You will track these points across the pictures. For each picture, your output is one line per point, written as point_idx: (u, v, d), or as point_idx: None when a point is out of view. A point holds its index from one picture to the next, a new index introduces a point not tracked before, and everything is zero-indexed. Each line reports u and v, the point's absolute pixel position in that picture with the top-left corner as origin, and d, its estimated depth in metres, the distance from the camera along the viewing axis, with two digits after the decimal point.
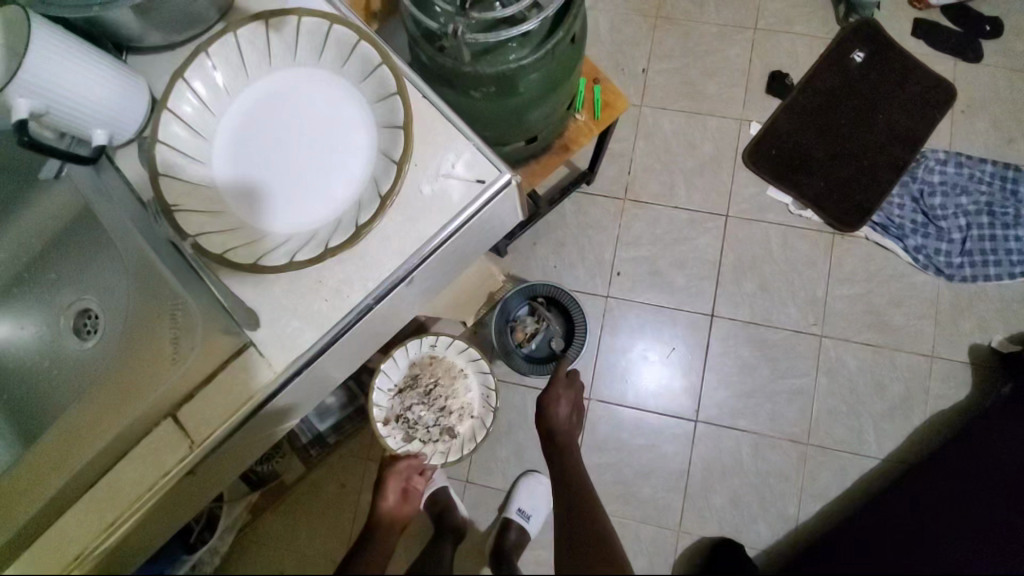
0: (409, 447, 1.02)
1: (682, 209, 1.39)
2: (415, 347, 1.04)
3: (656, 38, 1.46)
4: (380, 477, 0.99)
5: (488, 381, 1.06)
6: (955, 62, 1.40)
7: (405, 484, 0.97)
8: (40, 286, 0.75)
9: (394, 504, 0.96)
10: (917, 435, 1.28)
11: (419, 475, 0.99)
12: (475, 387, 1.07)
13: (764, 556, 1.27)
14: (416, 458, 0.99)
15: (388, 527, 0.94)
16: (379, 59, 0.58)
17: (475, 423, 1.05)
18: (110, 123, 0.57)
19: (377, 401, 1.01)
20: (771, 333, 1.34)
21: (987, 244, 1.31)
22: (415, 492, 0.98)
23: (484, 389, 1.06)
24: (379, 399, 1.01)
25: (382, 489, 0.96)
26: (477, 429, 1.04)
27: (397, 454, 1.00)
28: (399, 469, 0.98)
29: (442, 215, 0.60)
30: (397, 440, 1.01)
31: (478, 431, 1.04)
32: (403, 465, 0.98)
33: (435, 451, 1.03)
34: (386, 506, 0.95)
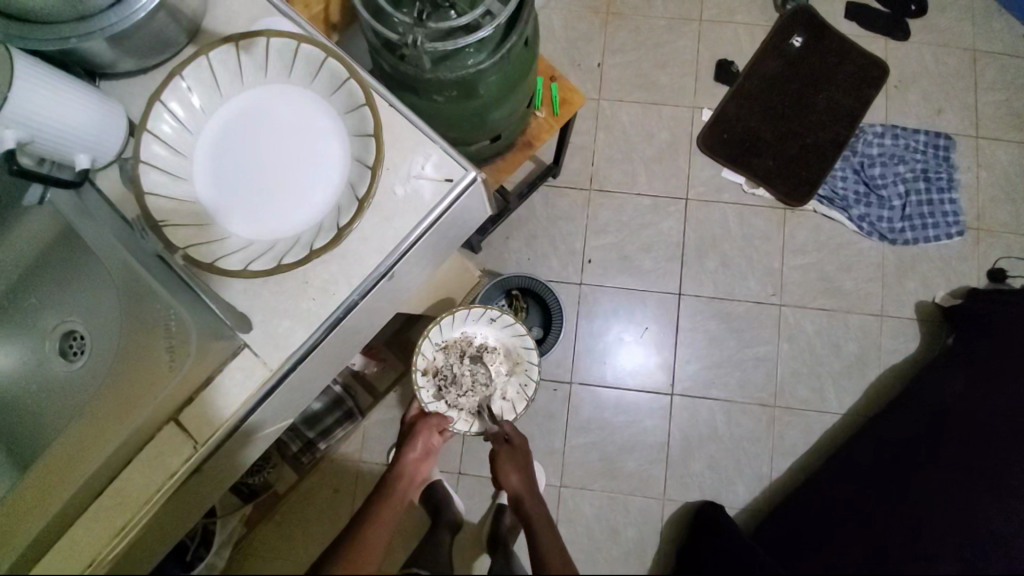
0: (439, 406, 1.05)
1: (645, 196, 1.47)
2: (473, 314, 1.05)
3: (608, 33, 1.53)
4: (409, 430, 1.04)
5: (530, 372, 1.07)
6: (883, 42, 1.51)
7: (429, 442, 1.03)
8: (22, 312, 0.76)
9: (417, 457, 1.01)
10: (873, 389, 1.39)
11: (438, 433, 1.04)
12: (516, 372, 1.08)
13: (743, 514, 1.36)
14: (442, 419, 1.03)
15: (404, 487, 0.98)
16: (347, 74, 0.62)
17: (505, 404, 1.07)
18: (93, 148, 0.60)
19: (423, 351, 1.04)
20: (734, 306, 1.43)
21: (924, 208, 1.43)
22: (435, 452, 1.04)
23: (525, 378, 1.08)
24: (425, 350, 1.04)
25: (410, 439, 1.02)
26: (507, 409, 1.07)
27: (428, 409, 1.04)
28: (430, 422, 1.03)
29: (416, 213, 0.64)
30: (430, 394, 1.05)
31: (506, 411, 1.07)
32: (433, 420, 1.03)
33: (461, 416, 1.05)
34: (409, 457, 1.01)
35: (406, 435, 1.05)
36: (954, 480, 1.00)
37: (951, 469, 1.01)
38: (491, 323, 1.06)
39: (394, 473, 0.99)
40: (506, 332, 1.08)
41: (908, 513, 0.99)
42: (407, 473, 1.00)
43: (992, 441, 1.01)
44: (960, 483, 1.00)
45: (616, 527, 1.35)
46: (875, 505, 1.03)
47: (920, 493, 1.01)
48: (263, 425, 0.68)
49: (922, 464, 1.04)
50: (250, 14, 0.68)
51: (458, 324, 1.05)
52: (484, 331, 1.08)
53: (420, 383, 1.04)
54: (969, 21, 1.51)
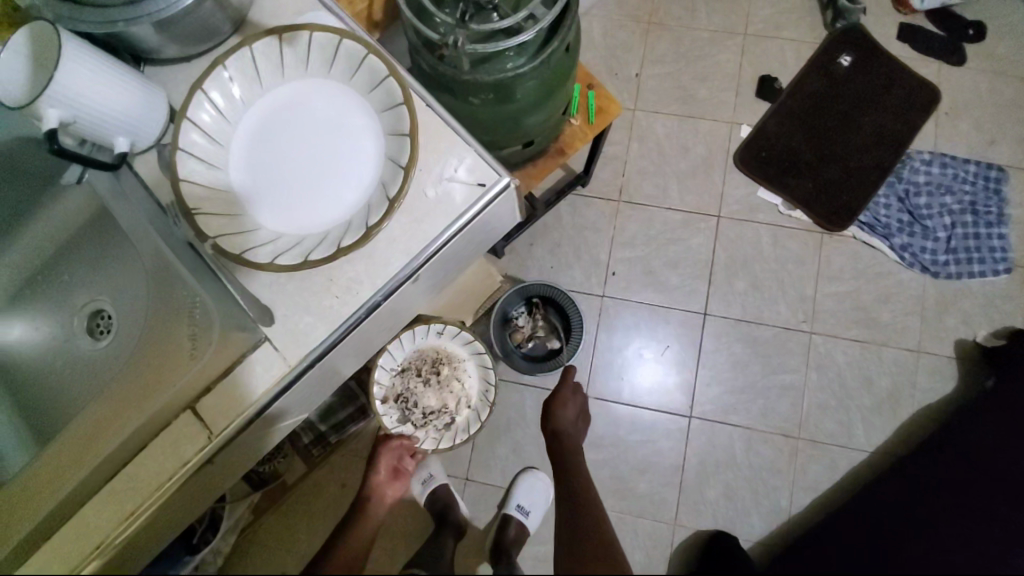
0: (402, 429, 1.06)
1: (675, 211, 1.43)
2: (422, 332, 1.06)
3: (648, 43, 1.50)
4: (374, 452, 1.08)
5: (488, 376, 1.07)
6: (939, 65, 1.45)
7: (395, 463, 1.07)
8: (54, 288, 0.77)
9: (384, 479, 1.06)
10: (905, 428, 1.32)
11: (408, 455, 1.07)
12: (477, 380, 1.08)
13: (758, 548, 1.30)
14: (406, 441, 1.05)
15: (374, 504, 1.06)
16: (387, 72, 0.61)
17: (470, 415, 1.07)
18: (132, 131, 0.61)
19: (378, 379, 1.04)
20: (761, 330, 1.38)
21: (971, 243, 1.35)
22: (404, 470, 1.08)
23: (484, 384, 1.08)
24: (380, 377, 1.04)
25: (374, 463, 1.06)
26: (472, 420, 1.06)
27: (391, 433, 1.05)
28: (393, 445, 1.05)
29: (445, 217, 0.63)
30: (393, 421, 1.05)
31: (472, 422, 1.06)
32: (395, 444, 1.05)
33: (427, 435, 1.06)
34: (375, 480, 1.06)
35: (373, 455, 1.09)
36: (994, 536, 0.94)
37: (978, 514, 0.97)
38: (441, 336, 1.06)
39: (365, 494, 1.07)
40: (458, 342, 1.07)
41: (934, 556, 0.94)
42: (377, 493, 1.06)
43: (1021, 491, 0.97)
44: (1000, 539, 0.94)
45: (622, 549, 1.31)
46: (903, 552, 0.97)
47: (946, 538, 0.96)
48: (280, 416, 0.67)
49: (949, 506, 0.99)
50: (295, 8, 0.68)
51: (411, 344, 1.05)
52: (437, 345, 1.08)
53: (382, 411, 1.05)
54: None
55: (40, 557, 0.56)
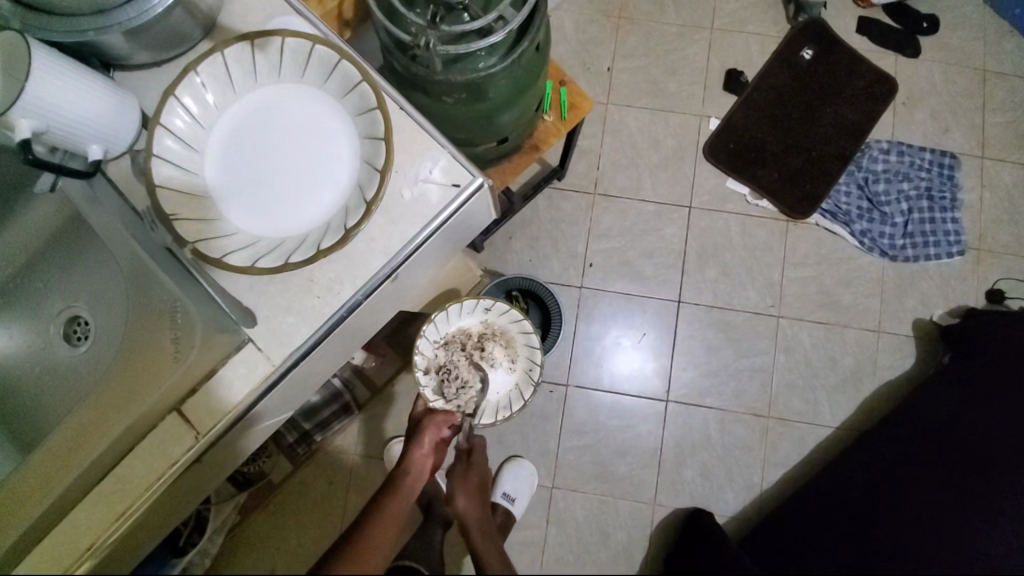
0: (445, 404, 1.02)
1: (648, 202, 1.47)
2: (468, 307, 1.05)
3: (620, 37, 1.53)
4: (416, 427, 1.03)
5: (534, 358, 1.07)
6: (894, 58, 1.52)
7: (437, 438, 1.02)
8: (28, 295, 0.77)
9: (425, 453, 1.00)
10: (866, 403, 1.40)
11: (448, 430, 1.03)
12: (521, 360, 1.08)
13: (732, 523, 1.37)
14: (449, 415, 1.03)
15: (411, 482, 0.96)
16: (359, 77, 0.62)
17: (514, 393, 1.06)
18: (106, 138, 0.61)
19: (422, 348, 1.03)
20: (733, 316, 1.44)
21: (927, 227, 1.44)
22: (442, 449, 1.04)
23: (529, 363, 1.07)
24: (422, 347, 1.04)
25: (417, 437, 1.01)
26: (516, 398, 1.06)
27: (434, 408, 1.02)
28: (437, 419, 1.02)
29: (422, 217, 0.65)
30: (434, 393, 1.02)
31: (516, 400, 1.06)
32: (439, 417, 1.03)
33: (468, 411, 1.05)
34: (416, 454, 0.99)
35: (413, 431, 1.03)
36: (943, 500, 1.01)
37: (941, 488, 1.03)
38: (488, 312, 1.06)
39: (402, 470, 0.97)
40: (505, 320, 1.07)
41: (897, 535, 1.00)
42: (415, 471, 0.98)
43: (986, 464, 1.01)
44: (949, 503, 1.01)
45: (605, 530, 1.37)
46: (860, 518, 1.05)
47: (910, 513, 1.02)
48: (265, 416, 0.69)
49: (912, 481, 1.06)
50: (266, 11, 0.68)
51: (454, 318, 1.05)
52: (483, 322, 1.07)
53: (421, 380, 1.02)
54: (980, 41, 1.51)
55: (31, 561, 0.57)
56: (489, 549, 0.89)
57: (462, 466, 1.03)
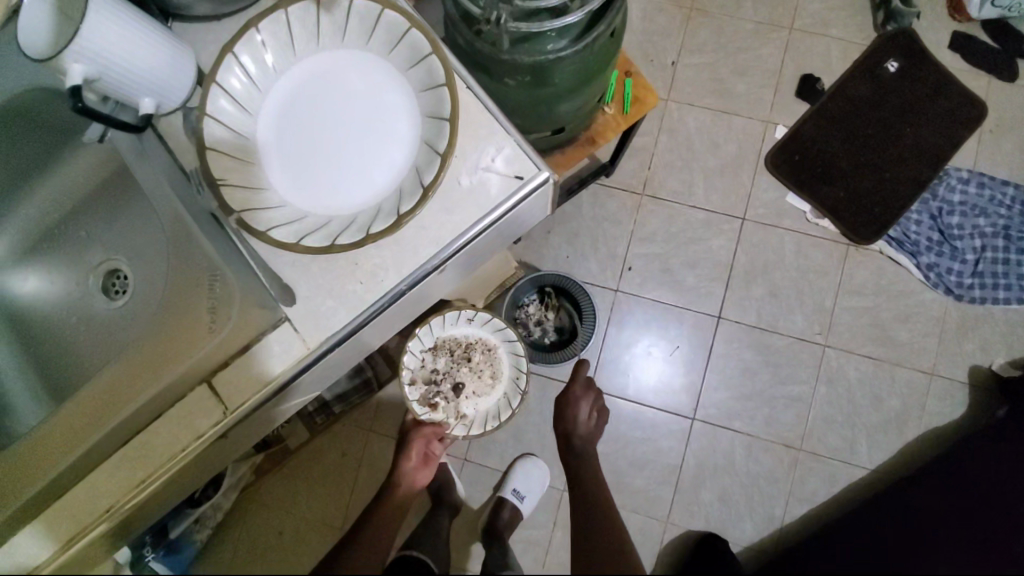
0: (433, 415, 1.05)
1: (699, 209, 1.39)
2: (453, 318, 1.05)
3: (689, 30, 1.43)
4: (404, 439, 1.05)
5: (519, 365, 1.07)
6: (990, 80, 1.38)
7: (426, 449, 1.03)
8: (69, 243, 0.76)
9: (415, 467, 1.02)
10: (907, 449, 1.31)
11: (437, 441, 1.04)
12: (507, 367, 1.08)
13: (747, 552, 1.31)
14: (438, 427, 1.03)
15: (403, 496, 1.02)
16: (430, 48, 0.58)
17: (501, 402, 1.07)
18: (157, 92, 0.58)
19: (409, 360, 1.03)
20: (775, 339, 1.36)
21: (999, 267, 1.31)
22: (434, 457, 1.05)
23: (515, 372, 1.07)
24: (409, 360, 1.03)
25: (406, 449, 1.03)
26: (503, 407, 1.07)
27: (422, 420, 1.04)
28: (425, 432, 1.03)
29: (477, 209, 0.61)
30: (422, 405, 1.04)
31: (504, 410, 1.07)
32: (428, 430, 1.03)
33: (458, 422, 1.06)
34: (406, 467, 1.02)
35: (403, 442, 1.05)
36: (974, 556, 0.94)
37: (971, 541, 0.95)
38: (471, 323, 1.06)
39: (393, 483, 1.02)
40: (489, 331, 1.07)
41: None
42: (405, 482, 1.02)
43: (1015, 522, 0.96)
44: (978, 559, 0.93)
45: None
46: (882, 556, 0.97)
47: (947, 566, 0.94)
48: (297, 392, 0.67)
49: (948, 532, 0.97)
50: None
51: (441, 329, 1.05)
52: (467, 333, 1.07)
53: (408, 391, 1.04)
54: None
55: (55, 513, 0.60)
56: (586, 460, 1.11)
57: (596, 391, 1.19)
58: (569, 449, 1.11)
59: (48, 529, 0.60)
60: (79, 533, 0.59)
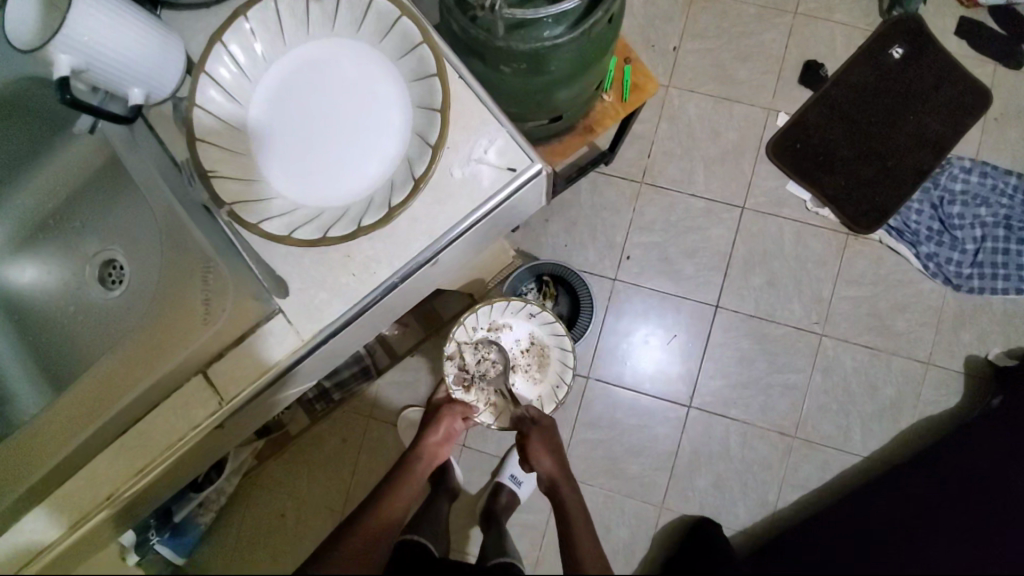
0: (465, 396, 1.07)
1: (698, 198, 1.38)
2: (513, 308, 1.07)
3: (691, 14, 1.41)
4: (433, 414, 1.07)
5: (563, 375, 1.09)
6: (996, 66, 1.35)
7: (451, 426, 1.06)
8: (66, 233, 0.77)
9: (438, 441, 1.04)
10: (901, 437, 1.32)
11: (461, 420, 1.06)
12: (550, 373, 1.10)
13: (740, 536, 1.34)
14: (467, 408, 1.05)
15: (423, 467, 1.02)
16: (420, 38, 0.57)
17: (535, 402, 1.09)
18: (146, 81, 0.58)
19: (459, 333, 1.06)
20: (772, 328, 1.36)
21: (999, 257, 1.31)
22: (455, 436, 1.07)
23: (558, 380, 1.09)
24: (458, 335, 1.06)
25: (433, 424, 1.05)
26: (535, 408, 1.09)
27: (454, 397, 1.06)
28: (454, 410, 1.05)
29: (470, 201, 0.61)
30: (457, 382, 1.06)
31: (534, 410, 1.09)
32: (458, 408, 1.05)
33: (484, 409, 1.07)
34: (430, 441, 1.04)
35: (431, 416, 1.08)
36: (960, 546, 0.95)
37: (958, 531, 0.97)
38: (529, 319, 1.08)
39: (414, 455, 1.03)
40: (544, 332, 1.09)
41: None
42: (427, 455, 1.03)
43: (1007, 512, 0.96)
44: (966, 547, 0.95)
45: (608, 526, 1.35)
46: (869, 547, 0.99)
47: (935, 556, 0.95)
48: (295, 381, 0.68)
49: (932, 521, 0.99)
50: None
51: (498, 314, 1.07)
52: (522, 327, 1.09)
53: (448, 364, 1.06)
54: None
55: (55, 500, 0.60)
56: (574, 506, 0.96)
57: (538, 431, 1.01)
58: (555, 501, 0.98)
59: (49, 516, 0.60)
60: (80, 519, 0.60)
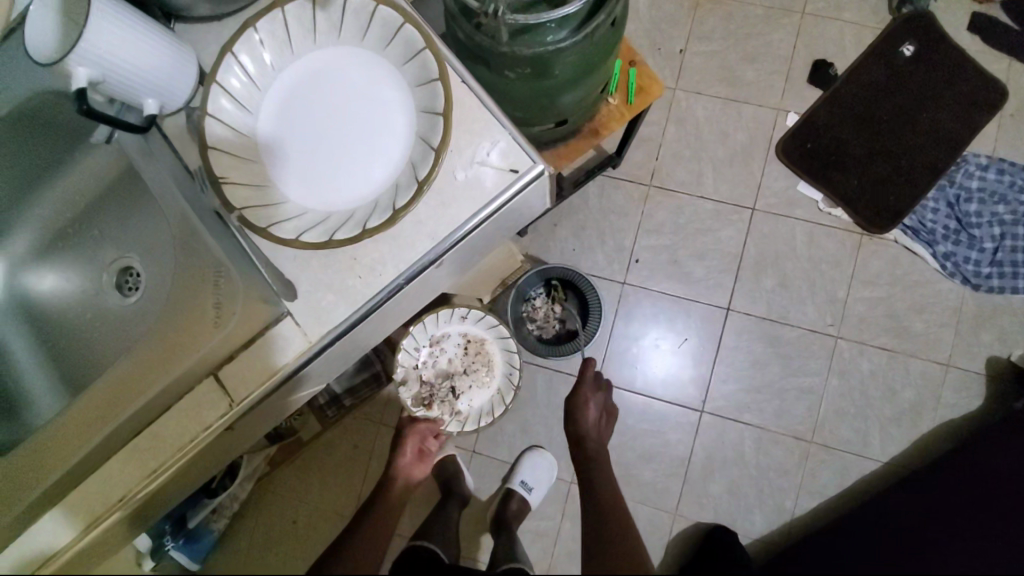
0: (428, 412, 1.17)
1: (707, 200, 1.37)
2: (445, 317, 1.17)
3: (697, 17, 1.41)
4: (400, 435, 1.16)
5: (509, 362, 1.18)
6: (1011, 61, 1.33)
7: (420, 444, 1.15)
8: (84, 242, 0.79)
9: (409, 461, 1.13)
10: (923, 441, 1.28)
11: (432, 437, 1.17)
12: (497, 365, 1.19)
13: (756, 544, 1.30)
14: (432, 423, 1.15)
15: (400, 488, 1.11)
16: (423, 44, 0.58)
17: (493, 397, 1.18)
18: (159, 91, 0.60)
19: (405, 358, 1.15)
20: (785, 330, 1.34)
21: (1020, 256, 1.27)
22: (428, 453, 1.16)
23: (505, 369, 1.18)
24: (405, 359, 1.15)
25: (400, 445, 1.14)
26: (496, 402, 1.18)
27: (418, 416, 1.17)
28: (420, 428, 1.15)
29: (474, 203, 0.62)
30: (417, 403, 1.17)
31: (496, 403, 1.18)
32: (423, 426, 1.15)
33: (451, 418, 1.18)
34: (402, 462, 1.12)
35: (398, 439, 1.17)
36: (983, 552, 0.91)
37: (980, 535, 0.93)
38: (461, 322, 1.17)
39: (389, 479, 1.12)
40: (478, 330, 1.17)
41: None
42: (401, 476, 1.13)
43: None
44: (990, 554, 0.91)
45: None
46: (890, 549, 0.95)
47: (956, 557, 0.91)
48: (305, 383, 0.69)
49: (952, 526, 0.96)
50: None
51: (434, 328, 1.16)
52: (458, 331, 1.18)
53: (404, 391, 1.16)
54: None
55: (71, 501, 0.62)
56: (602, 462, 1.14)
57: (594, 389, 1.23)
58: (579, 452, 1.15)
59: (66, 517, 0.62)
60: (95, 519, 0.62)
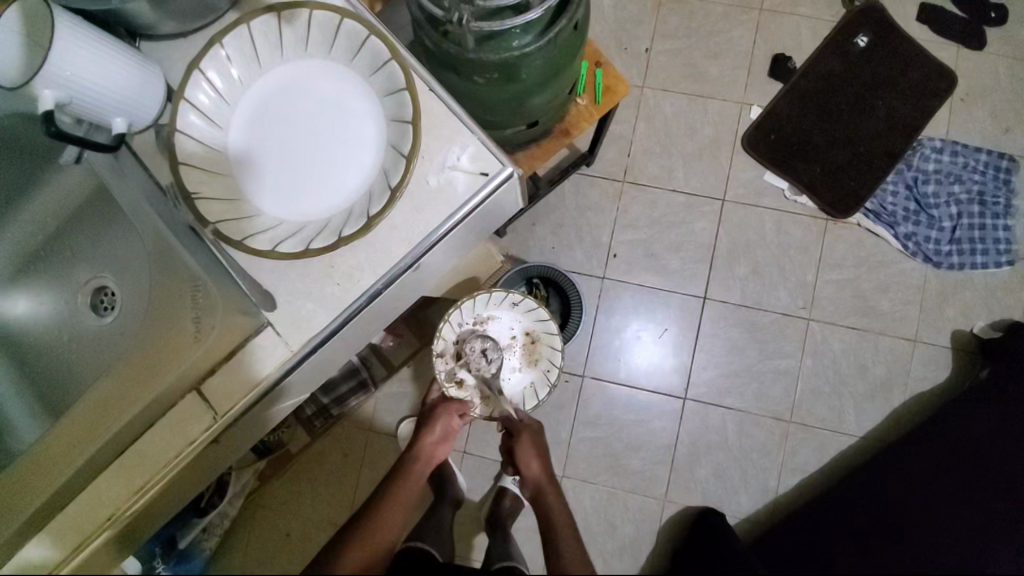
0: (460, 392, 1.06)
1: (679, 193, 1.41)
2: (497, 299, 1.06)
3: (660, 16, 1.45)
4: (430, 413, 1.08)
5: (554, 359, 1.08)
6: (957, 49, 1.40)
7: (448, 425, 1.06)
8: (56, 264, 0.78)
9: (435, 440, 1.05)
10: (895, 415, 1.34)
11: (459, 417, 1.07)
12: (540, 359, 1.09)
13: (744, 524, 1.35)
14: (463, 404, 1.05)
15: (422, 467, 1.03)
16: (388, 54, 0.60)
17: (527, 391, 1.09)
18: (129, 110, 0.60)
19: (448, 331, 1.04)
20: (760, 316, 1.38)
21: (976, 233, 1.34)
22: (454, 435, 1.08)
23: (548, 365, 1.08)
24: (446, 332, 1.04)
25: (430, 423, 1.06)
26: (528, 396, 1.09)
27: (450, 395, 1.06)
28: (450, 406, 1.06)
29: (447, 206, 0.63)
30: (450, 380, 1.05)
31: (528, 398, 1.09)
32: (453, 405, 1.06)
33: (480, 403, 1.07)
34: (427, 440, 1.05)
35: (426, 416, 1.09)
36: (955, 519, 0.98)
37: (952, 503, 0.99)
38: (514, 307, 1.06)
39: (413, 455, 1.04)
40: (531, 318, 1.08)
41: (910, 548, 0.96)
42: (425, 457, 1.04)
43: (994, 480, 1.00)
44: (963, 521, 0.97)
45: (613, 521, 1.36)
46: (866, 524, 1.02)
47: (927, 526, 0.98)
48: (289, 392, 0.69)
49: (925, 497, 1.01)
50: None
51: (482, 307, 1.06)
52: (507, 315, 1.08)
53: (439, 364, 1.04)
54: None
55: (54, 527, 0.61)
56: (558, 513, 0.93)
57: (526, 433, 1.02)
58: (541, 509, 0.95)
59: (51, 540, 0.61)
60: (81, 544, 0.61)
